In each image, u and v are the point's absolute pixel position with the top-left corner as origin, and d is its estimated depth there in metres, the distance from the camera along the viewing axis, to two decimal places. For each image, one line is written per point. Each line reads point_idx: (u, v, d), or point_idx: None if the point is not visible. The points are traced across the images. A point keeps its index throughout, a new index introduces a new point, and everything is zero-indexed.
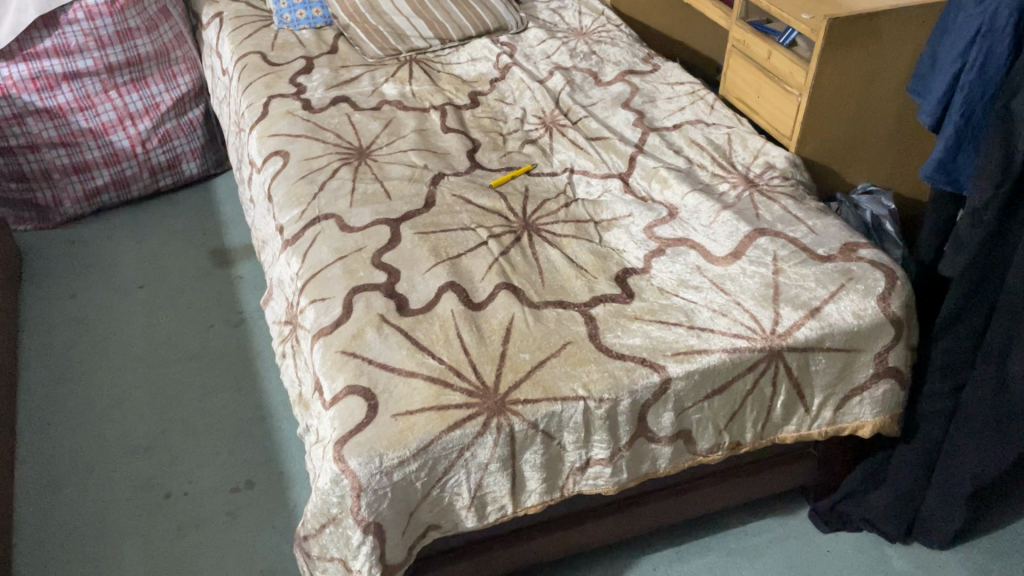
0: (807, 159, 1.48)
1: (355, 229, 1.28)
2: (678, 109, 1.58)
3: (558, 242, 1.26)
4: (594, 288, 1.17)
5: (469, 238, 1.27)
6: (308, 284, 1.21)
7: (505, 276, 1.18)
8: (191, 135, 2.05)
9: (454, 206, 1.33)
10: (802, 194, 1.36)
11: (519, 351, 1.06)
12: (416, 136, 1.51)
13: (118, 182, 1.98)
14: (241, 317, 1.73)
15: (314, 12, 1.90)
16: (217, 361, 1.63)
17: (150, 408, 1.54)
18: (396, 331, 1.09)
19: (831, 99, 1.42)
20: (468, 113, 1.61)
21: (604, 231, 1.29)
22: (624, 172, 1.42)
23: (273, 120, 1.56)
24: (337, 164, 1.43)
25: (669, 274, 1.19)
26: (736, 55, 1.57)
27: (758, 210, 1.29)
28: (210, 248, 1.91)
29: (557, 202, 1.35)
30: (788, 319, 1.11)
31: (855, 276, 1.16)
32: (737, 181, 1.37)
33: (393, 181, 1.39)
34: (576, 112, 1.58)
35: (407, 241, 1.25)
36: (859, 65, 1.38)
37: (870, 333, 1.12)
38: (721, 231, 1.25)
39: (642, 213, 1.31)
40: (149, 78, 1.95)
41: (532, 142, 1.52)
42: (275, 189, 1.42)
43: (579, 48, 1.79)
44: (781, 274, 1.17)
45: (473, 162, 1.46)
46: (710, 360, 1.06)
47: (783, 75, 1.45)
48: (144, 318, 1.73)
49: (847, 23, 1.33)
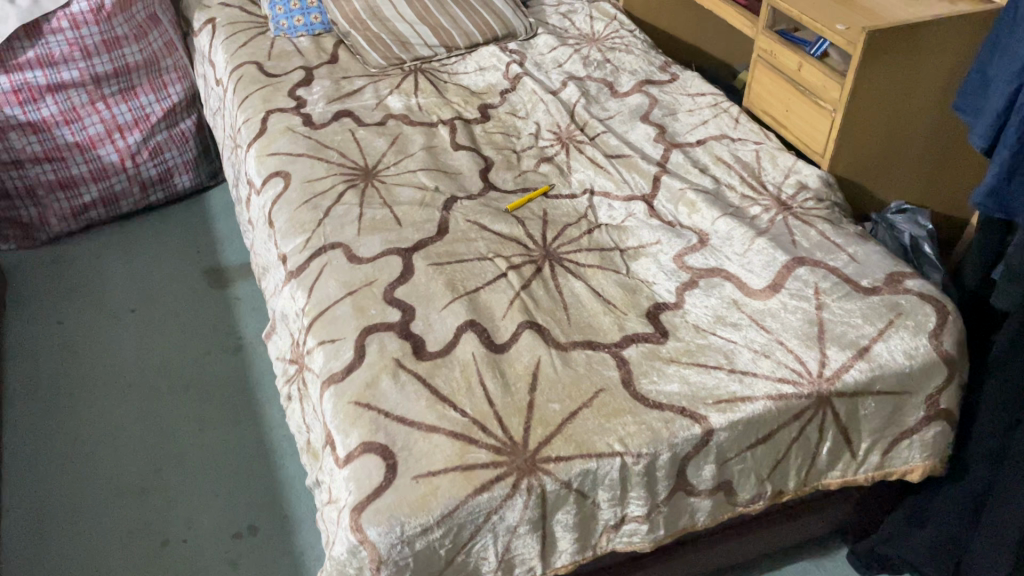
0: (839, 178, 1.40)
1: (364, 260, 1.19)
2: (701, 123, 1.49)
3: (582, 272, 1.18)
4: (624, 326, 1.08)
5: (487, 269, 1.18)
6: (315, 323, 1.12)
7: (528, 314, 1.10)
8: (184, 146, 1.95)
9: (470, 233, 1.25)
10: (838, 217, 1.28)
11: (547, 401, 0.97)
12: (425, 155, 1.43)
13: (107, 198, 1.89)
14: (239, 342, 1.64)
15: (312, 18, 1.80)
16: (214, 391, 1.54)
17: (144, 444, 1.45)
18: (413, 378, 1.00)
19: (866, 116, 1.33)
20: (479, 129, 1.52)
21: (630, 261, 1.21)
22: (647, 194, 1.33)
23: (272, 138, 1.47)
24: (343, 187, 1.34)
25: (704, 310, 1.11)
26: (762, 66, 1.48)
27: (794, 236, 1.21)
28: (205, 267, 1.82)
29: (579, 228, 1.27)
30: (835, 361, 1.03)
31: (903, 311, 1.09)
32: (770, 203, 1.29)
33: (402, 206, 1.30)
34: (593, 126, 1.50)
35: (421, 274, 1.16)
36: (896, 78, 1.30)
37: (922, 375, 1.05)
38: (757, 261, 1.17)
39: (670, 240, 1.22)
40: (138, 88, 1.85)
41: (548, 160, 1.44)
42: (277, 215, 1.33)
43: (592, 56, 1.71)
44: (825, 310, 1.09)
45: (487, 183, 1.38)
46: (755, 409, 0.98)
47: (816, 88, 1.36)
48: (136, 344, 1.64)
49: (887, 34, 1.24)
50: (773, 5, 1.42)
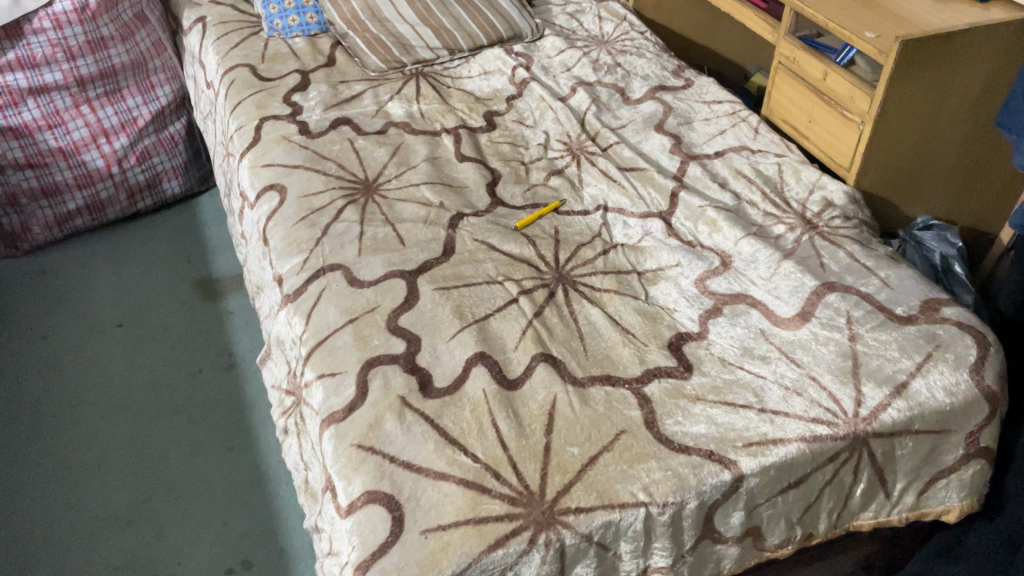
0: (865, 193, 1.32)
1: (366, 284, 1.12)
2: (718, 133, 1.42)
3: (599, 298, 1.11)
4: (645, 358, 1.01)
5: (496, 295, 1.11)
6: (314, 353, 1.05)
7: (542, 345, 1.03)
8: (173, 151, 1.87)
9: (477, 254, 1.18)
10: (867, 236, 1.21)
11: (565, 444, 0.90)
12: (428, 167, 1.35)
13: (92, 206, 1.81)
14: (232, 360, 1.57)
15: (308, 18, 1.71)
16: (206, 414, 1.47)
17: (132, 471, 1.38)
18: (420, 419, 0.93)
19: (895, 129, 1.26)
20: (485, 138, 1.44)
21: (649, 285, 1.14)
22: (665, 211, 1.26)
23: (266, 148, 1.40)
24: (342, 202, 1.27)
25: (730, 341, 1.04)
26: (783, 73, 1.41)
27: (823, 259, 1.15)
28: (195, 278, 1.74)
29: (593, 248, 1.20)
30: (872, 399, 0.96)
31: (942, 343, 1.02)
32: (794, 222, 1.22)
33: (406, 223, 1.23)
34: (606, 136, 1.42)
35: (427, 299, 1.09)
36: (930, 90, 1.23)
37: (962, 413, 0.98)
38: (784, 286, 1.10)
39: (691, 262, 1.15)
40: (125, 90, 1.77)
41: (558, 173, 1.36)
42: (272, 233, 1.25)
43: (602, 59, 1.63)
44: (859, 341, 1.02)
45: (495, 198, 1.30)
46: (788, 453, 0.91)
47: (842, 99, 1.29)
48: (124, 362, 1.56)
49: (921, 44, 1.17)
50: (796, 9, 1.35)
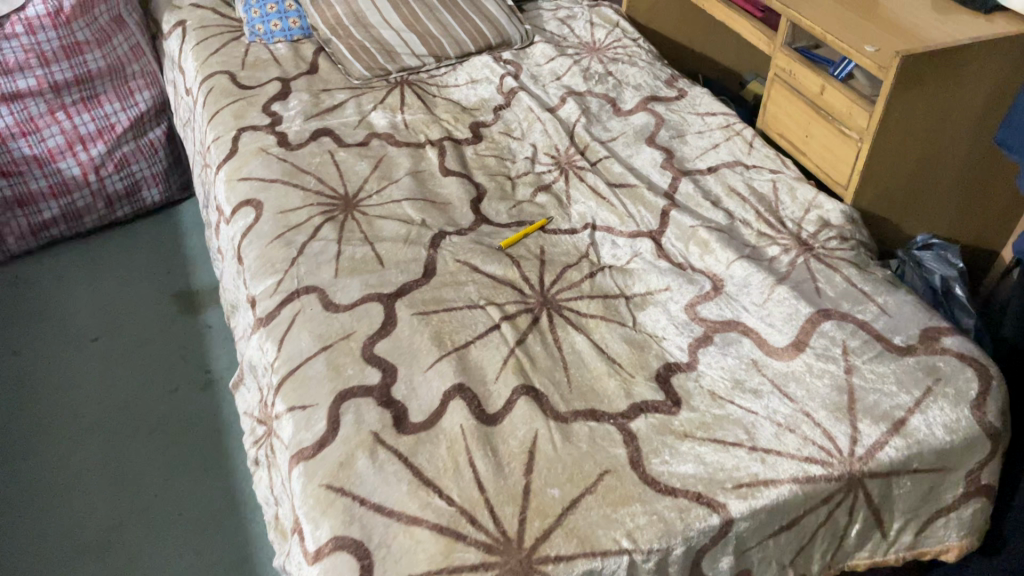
0: (863, 211, 1.28)
1: (342, 308, 1.07)
2: (712, 147, 1.37)
3: (584, 324, 1.06)
4: (631, 391, 0.97)
5: (477, 320, 1.06)
6: (285, 382, 1.00)
7: (523, 376, 0.98)
8: (152, 157, 1.82)
9: (459, 275, 1.13)
10: (865, 259, 1.16)
11: (545, 486, 0.86)
12: (411, 182, 1.30)
13: (69, 215, 1.76)
14: (210, 377, 1.52)
15: (290, 23, 1.66)
16: (181, 435, 1.42)
17: (103, 497, 1.33)
18: (393, 457, 0.88)
19: (895, 146, 1.21)
20: (470, 151, 1.39)
21: (637, 310, 1.09)
22: (655, 230, 1.21)
23: (243, 160, 1.35)
24: (320, 219, 1.22)
25: (721, 372, 0.99)
26: (779, 86, 1.36)
27: (818, 283, 1.10)
28: (174, 291, 1.70)
29: (580, 270, 1.15)
30: (868, 437, 0.91)
31: (942, 376, 0.97)
32: (789, 243, 1.17)
33: (385, 242, 1.18)
34: (595, 150, 1.37)
35: (405, 325, 1.05)
36: (931, 107, 1.18)
37: (962, 450, 0.94)
38: (778, 313, 1.05)
39: (681, 286, 1.10)
40: (102, 96, 1.72)
41: (546, 188, 1.31)
42: (246, 251, 1.21)
43: (593, 68, 1.58)
44: (855, 374, 0.98)
45: (479, 216, 1.26)
46: (779, 495, 0.87)
47: (840, 114, 1.24)
48: (98, 380, 1.51)
49: (923, 59, 1.12)
50: (793, 20, 1.30)
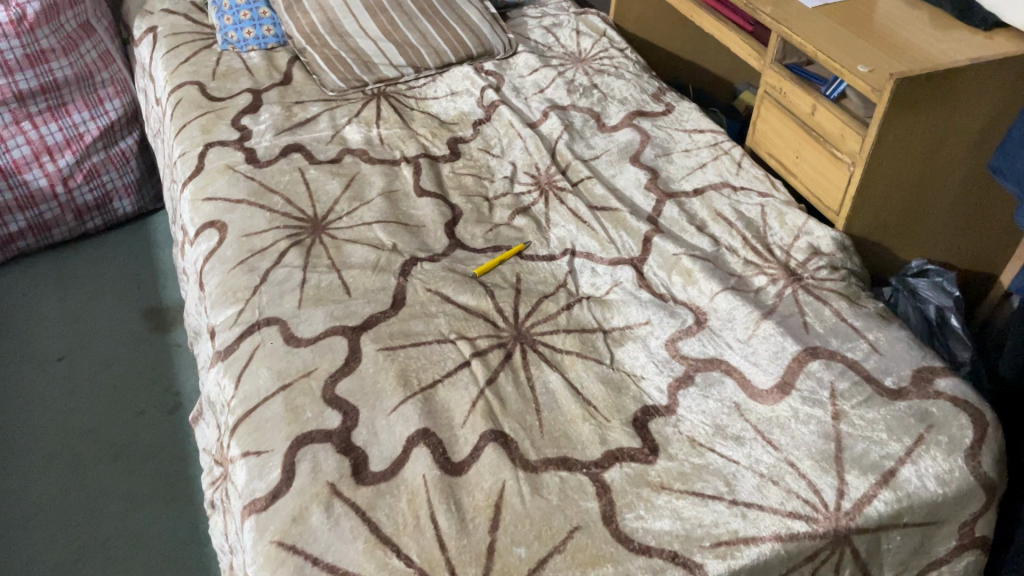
0: (855, 238, 1.22)
1: (303, 343, 1.02)
2: (698, 167, 1.32)
3: (560, 361, 1.00)
4: (606, 437, 0.91)
5: (447, 356, 1.01)
6: (241, 423, 0.95)
7: (492, 420, 0.92)
8: (124, 168, 1.76)
9: (429, 306, 1.07)
10: (856, 290, 1.11)
11: (511, 544, 0.80)
12: (383, 203, 1.25)
13: (36, 227, 1.70)
14: (178, 400, 1.46)
15: (265, 30, 1.60)
16: (145, 462, 1.37)
17: (61, 529, 1.27)
18: (350, 512, 0.83)
19: (889, 171, 1.15)
20: (447, 169, 1.34)
21: (615, 345, 1.03)
22: (636, 257, 1.16)
23: (209, 178, 1.29)
24: (286, 244, 1.16)
25: (702, 416, 0.93)
26: (768, 104, 1.30)
27: (806, 318, 1.05)
28: (143, 307, 1.64)
29: (557, 301, 1.09)
30: (856, 490, 0.86)
31: (935, 423, 0.92)
32: (777, 272, 1.12)
33: (353, 270, 1.12)
34: (577, 169, 1.32)
35: (370, 362, 0.99)
36: (927, 131, 1.13)
37: (954, 503, 0.88)
38: (763, 352, 1.00)
39: (662, 320, 1.05)
40: (69, 105, 1.66)
41: (524, 211, 1.26)
42: (208, 277, 1.15)
43: (578, 80, 1.53)
44: (843, 420, 0.92)
45: (453, 240, 1.20)
46: (759, 555, 0.81)
47: (832, 136, 1.18)
48: (61, 403, 1.46)
49: (920, 82, 1.07)
50: (783, 36, 1.24)
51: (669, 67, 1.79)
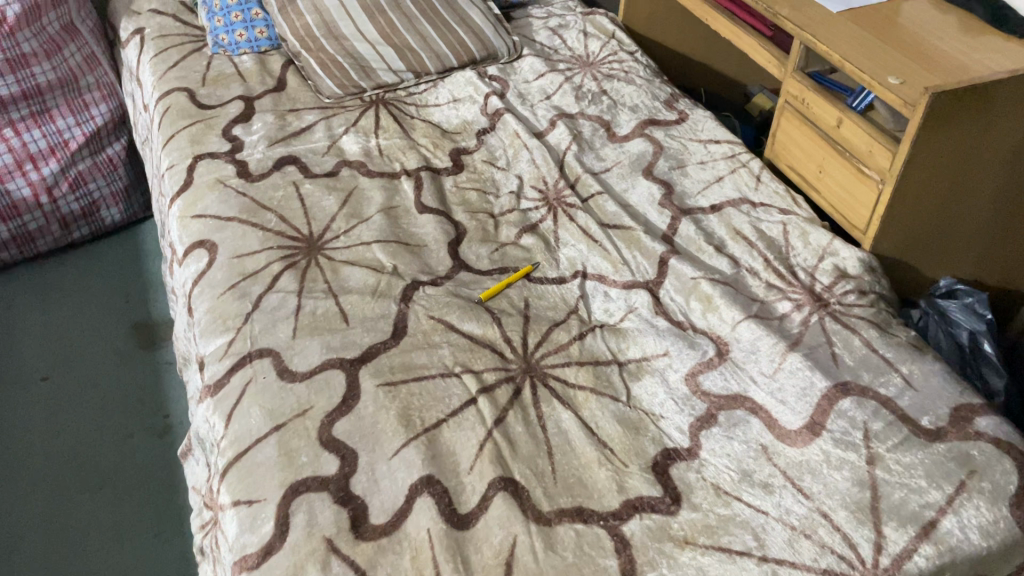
0: (883, 259, 1.15)
1: (298, 377, 0.95)
2: (715, 181, 1.25)
3: (572, 398, 0.94)
4: (623, 484, 0.85)
5: (451, 392, 0.94)
6: (231, 468, 0.88)
7: (501, 465, 0.86)
8: (112, 175, 1.69)
9: (433, 336, 1.01)
10: (886, 317, 1.04)
11: None
12: (383, 220, 1.18)
13: (20, 238, 1.63)
14: (166, 423, 1.40)
15: (257, 32, 1.53)
16: (133, 491, 1.29)
17: (40, 562, 1.20)
18: (349, 572, 0.77)
19: (920, 189, 1.09)
20: (450, 183, 1.27)
21: (631, 380, 0.97)
22: (652, 280, 1.09)
23: (198, 194, 1.22)
24: (280, 266, 1.09)
25: (727, 461, 0.87)
26: (789, 114, 1.23)
27: (834, 349, 0.98)
28: (132, 322, 1.57)
29: (568, 330, 1.02)
30: (894, 544, 0.79)
31: (977, 467, 0.86)
32: (802, 297, 1.05)
33: (351, 295, 1.06)
34: (587, 183, 1.25)
35: (369, 400, 0.92)
36: (962, 146, 1.06)
37: (1000, 557, 0.81)
38: (790, 388, 0.93)
39: (681, 352, 0.98)
40: (53, 111, 1.59)
41: (532, 229, 1.19)
42: (196, 302, 1.08)
43: (586, 86, 1.45)
44: (878, 465, 0.86)
45: (457, 260, 1.13)
46: None
47: (859, 152, 1.11)
48: (44, 425, 1.39)
49: (956, 95, 1.00)
50: (806, 44, 1.17)
51: (676, 71, 1.72)
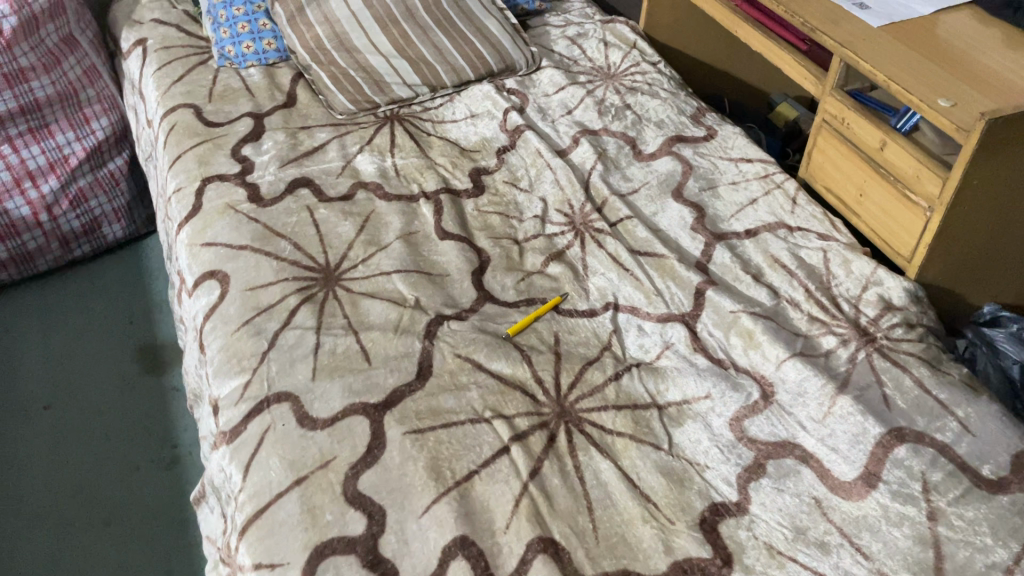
0: (927, 287, 1.10)
1: (319, 425, 0.90)
2: (749, 203, 1.19)
3: (611, 446, 0.88)
4: (670, 544, 0.80)
5: (482, 440, 0.88)
6: (250, 525, 0.82)
7: (540, 523, 0.81)
8: (113, 191, 1.63)
9: (460, 376, 0.95)
10: (937, 353, 0.99)
11: None
12: (403, 248, 1.12)
13: (19, 258, 1.57)
14: (175, 453, 1.34)
15: (265, 44, 1.47)
16: (142, 527, 1.24)
17: None
18: None
19: (970, 217, 1.03)
20: (471, 205, 1.21)
21: (672, 425, 0.91)
22: (688, 313, 1.04)
23: (208, 220, 1.16)
24: (296, 300, 1.04)
25: (779, 517, 0.82)
26: (827, 133, 1.18)
27: (885, 390, 0.93)
28: (137, 345, 1.51)
29: (602, 369, 0.97)
30: None
31: None
32: (847, 331, 1.00)
33: (373, 331, 1.00)
34: (615, 206, 1.19)
35: (396, 450, 0.87)
36: (1015, 172, 1.00)
37: None
38: (842, 435, 0.88)
39: (724, 394, 0.93)
40: (52, 126, 1.53)
41: (559, 256, 1.13)
42: (209, 338, 1.02)
43: (609, 100, 1.40)
44: (940, 521, 0.81)
45: (482, 292, 1.08)
46: None
47: (905, 176, 1.06)
48: (47, 457, 1.33)
49: (1011, 121, 0.94)
50: (847, 60, 1.11)
51: (698, 80, 1.66)
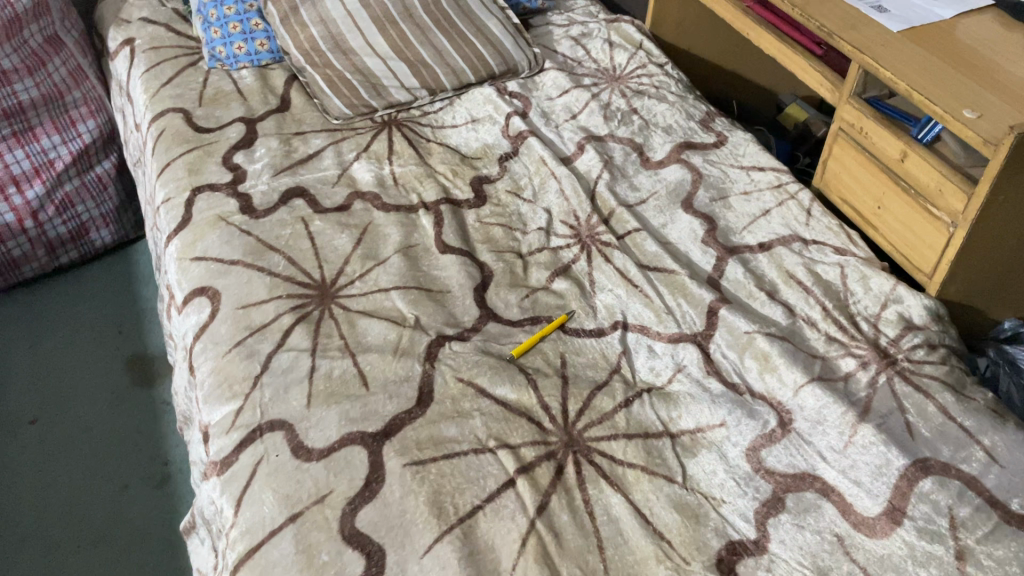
0: (948, 304, 1.05)
1: (314, 456, 0.85)
2: (762, 214, 1.15)
3: (622, 478, 0.84)
4: None
5: (486, 472, 0.84)
6: (242, 566, 0.78)
7: (548, 563, 0.77)
8: (101, 196, 1.58)
9: (463, 402, 0.91)
10: (960, 375, 0.94)
11: None
12: (402, 262, 1.07)
13: (3, 266, 1.52)
14: (166, 471, 1.30)
15: (257, 45, 1.41)
16: (131, 549, 1.19)
17: None
18: None
19: (995, 232, 0.98)
20: (473, 217, 1.16)
21: (685, 455, 0.87)
22: (700, 333, 0.99)
23: (198, 232, 1.11)
24: (290, 319, 0.99)
25: (800, 556, 0.78)
26: (844, 142, 1.14)
27: (908, 416, 0.88)
28: (127, 357, 1.46)
29: (612, 395, 0.93)
30: None
31: None
32: (867, 353, 0.95)
33: (370, 354, 0.96)
34: (623, 218, 1.15)
35: (396, 484, 0.82)
36: None
37: None
38: (864, 468, 0.84)
39: (740, 421, 0.89)
40: (37, 129, 1.48)
41: (565, 272, 1.09)
42: (199, 360, 0.98)
43: (614, 104, 1.35)
44: (969, 561, 0.77)
45: (485, 310, 1.03)
46: None
47: (927, 188, 1.01)
48: (33, 475, 1.29)
49: None
50: (865, 67, 1.07)
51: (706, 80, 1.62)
